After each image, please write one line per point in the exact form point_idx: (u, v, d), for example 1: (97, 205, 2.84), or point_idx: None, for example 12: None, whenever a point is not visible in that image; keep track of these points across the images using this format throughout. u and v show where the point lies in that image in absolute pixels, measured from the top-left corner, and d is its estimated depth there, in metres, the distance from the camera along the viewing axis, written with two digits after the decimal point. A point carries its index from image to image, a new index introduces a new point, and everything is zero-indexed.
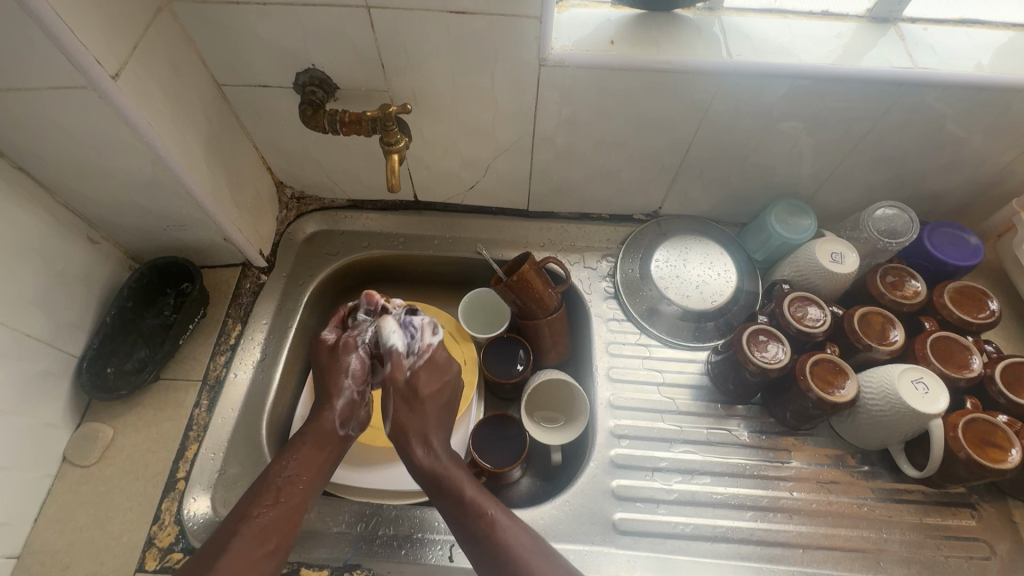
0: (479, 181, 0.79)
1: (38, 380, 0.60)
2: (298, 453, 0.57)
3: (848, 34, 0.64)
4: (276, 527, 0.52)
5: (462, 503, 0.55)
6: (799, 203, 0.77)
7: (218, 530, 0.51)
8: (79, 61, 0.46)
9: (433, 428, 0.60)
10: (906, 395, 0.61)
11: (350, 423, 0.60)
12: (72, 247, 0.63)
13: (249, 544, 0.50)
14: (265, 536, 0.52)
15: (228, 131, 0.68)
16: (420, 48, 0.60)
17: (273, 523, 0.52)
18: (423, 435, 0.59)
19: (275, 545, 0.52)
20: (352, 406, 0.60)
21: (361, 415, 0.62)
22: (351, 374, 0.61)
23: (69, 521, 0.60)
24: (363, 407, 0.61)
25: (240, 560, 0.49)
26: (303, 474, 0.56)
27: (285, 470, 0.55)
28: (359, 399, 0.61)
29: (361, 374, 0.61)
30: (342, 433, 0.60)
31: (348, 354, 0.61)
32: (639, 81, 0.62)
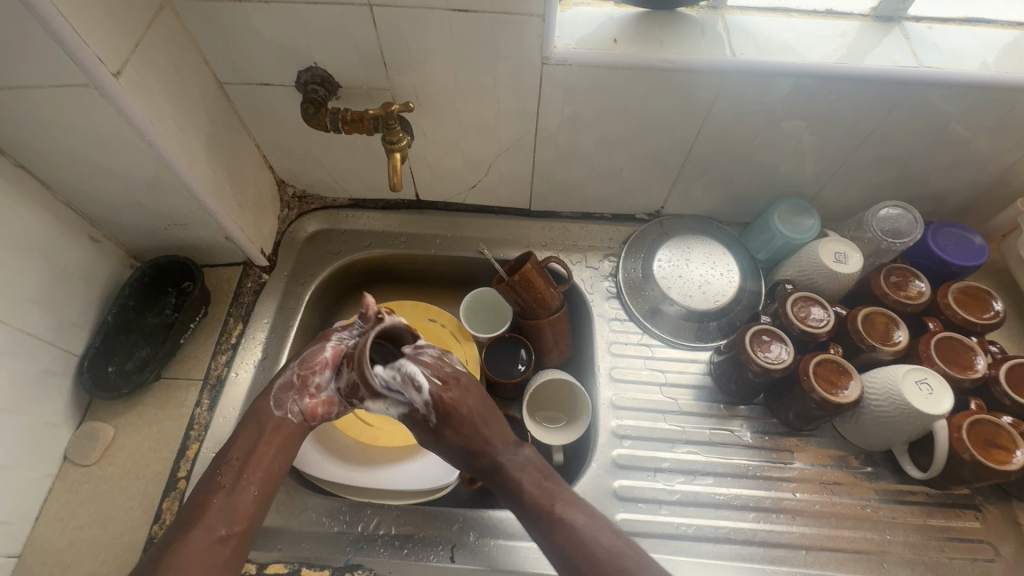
0: (482, 180, 0.79)
1: (39, 379, 0.60)
2: (240, 438, 0.56)
3: (852, 33, 0.63)
4: (225, 514, 0.52)
5: (538, 509, 0.55)
6: (802, 202, 0.77)
7: (176, 520, 0.51)
8: (81, 59, 0.46)
9: (491, 438, 0.59)
10: (910, 396, 0.60)
11: (288, 406, 0.59)
12: (73, 245, 0.63)
13: (202, 532, 0.50)
14: (214, 523, 0.51)
15: (229, 129, 0.68)
16: (423, 46, 0.59)
17: (220, 510, 0.52)
18: (481, 447, 0.59)
19: (226, 530, 0.51)
20: (289, 387, 0.60)
21: (302, 405, 0.60)
22: (307, 357, 0.61)
23: (69, 520, 0.60)
24: (304, 396, 0.60)
25: (192, 548, 0.49)
26: (251, 460, 0.55)
27: (229, 456, 0.55)
28: (300, 382, 0.60)
29: (320, 363, 0.61)
30: (278, 413, 0.58)
31: (321, 342, 0.62)
32: (643, 80, 0.62)
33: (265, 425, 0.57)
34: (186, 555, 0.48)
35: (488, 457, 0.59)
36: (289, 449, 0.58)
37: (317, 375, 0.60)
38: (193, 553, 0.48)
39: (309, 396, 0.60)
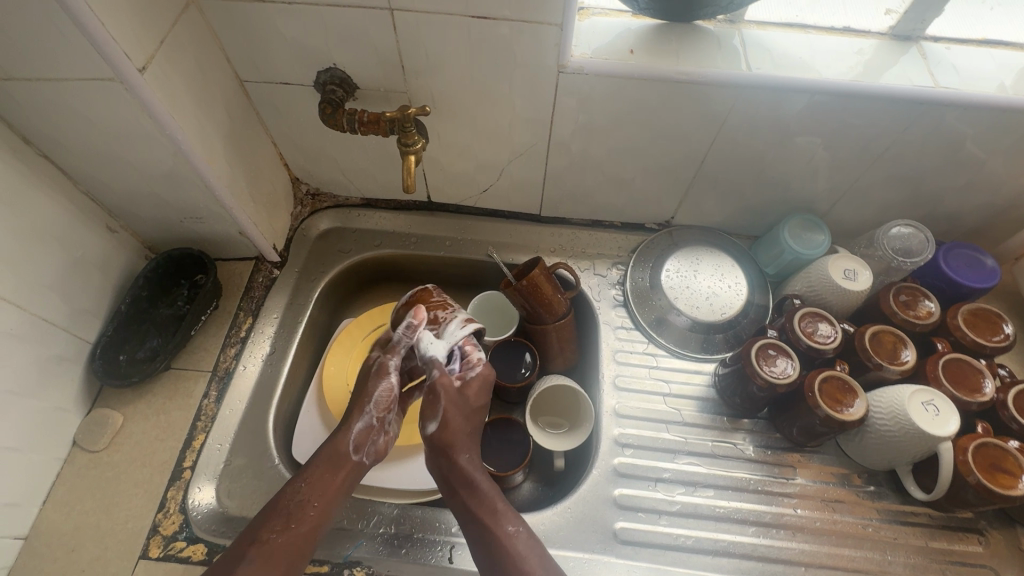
0: (494, 184, 0.80)
1: (52, 364, 0.61)
2: (309, 475, 0.58)
3: (868, 51, 0.63)
4: (287, 553, 0.54)
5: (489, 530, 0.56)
6: (813, 217, 0.76)
7: (232, 547, 0.53)
8: (108, 54, 0.47)
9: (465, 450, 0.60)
10: (916, 416, 0.60)
11: (366, 448, 0.62)
12: (91, 234, 0.64)
13: (263, 570, 0.52)
14: (272, 564, 0.52)
15: (249, 127, 0.69)
16: (441, 51, 0.60)
17: (282, 547, 0.54)
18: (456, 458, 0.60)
19: (282, 571, 0.53)
20: (369, 431, 0.62)
21: (377, 444, 0.63)
22: (378, 398, 0.62)
23: (76, 504, 0.61)
24: (381, 435, 0.63)
25: None
26: (320, 502, 0.57)
27: (297, 495, 0.57)
28: (379, 423, 0.62)
29: (392, 399, 0.63)
30: (355, 458, 0.61)
31: (384, 380, 0.63)
32: (658, 91, 0.62)
33: (338, 470, 0.59)
34: None
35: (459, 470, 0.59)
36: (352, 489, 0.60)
37: (390, 411, 0.63)
38: None
39: (384, 434, 0.63)
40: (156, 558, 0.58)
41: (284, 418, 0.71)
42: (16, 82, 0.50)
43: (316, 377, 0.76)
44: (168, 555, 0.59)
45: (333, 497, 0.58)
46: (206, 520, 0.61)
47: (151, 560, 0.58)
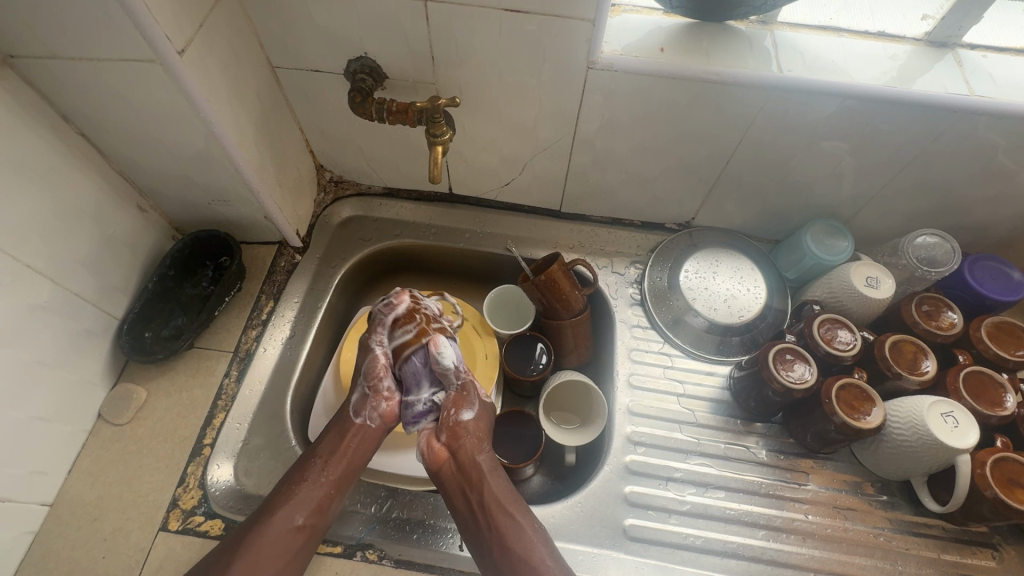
0: (516, 178, 0.80)
1: (82, 338, 0.62)
2: (327, 436, 0.63)
3: (902, 56, 0.63)
4: (307, 504, 0.58)
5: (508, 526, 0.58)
6: (837, 223, 0.75)
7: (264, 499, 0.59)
8: (151, 36, 0.48)
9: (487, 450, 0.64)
10: (934, 426, 0.59)
11: (365, 412, 0.65)
12: (123, 213, 0.66)
13: (286, 516, 0.57)
14: (293, 513, 0.57)
15: (278, 113, 0.70)
16: (472, 43, 0.61)
17: (303, 497, 0.58)
18: (478, 453, 0.63)
19: (303, 521, 0.57)
20: (365, 398, 0.66)
21: (380, 409, 0.66)
22: (366, 369, 0.67)
23: (100, 475, 0.63)
24: (380, 400, 0.66)
25: (276, 530, 0.56)
26: (331, 467, 0.61)
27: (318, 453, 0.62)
28: (372, 391, 0.66)
29: (383, 368, 0.67)
30: (358, 420, 0.65)
31: (370, 352, 0.68)
32: (685, 90, 0.62)
33: (347, 435, 0.63)
34: (268, 535, 0.56)
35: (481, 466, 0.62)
36: (365, 454, 0.64)
37: (383, 379, 0.67)
38: (276, 534, 0.56)
39: (384, 399, 0.66)
40: (174, 530, 0.60)
41: (301, 401, 0.73)
42: (59, 61, 0.51)
43: (334, 361, 0.77)
44: (186, 528, 0.60)
45: (344, 462, 0.62)
46: (224, 497, 0.62)
47: (170, 533, 0.60)
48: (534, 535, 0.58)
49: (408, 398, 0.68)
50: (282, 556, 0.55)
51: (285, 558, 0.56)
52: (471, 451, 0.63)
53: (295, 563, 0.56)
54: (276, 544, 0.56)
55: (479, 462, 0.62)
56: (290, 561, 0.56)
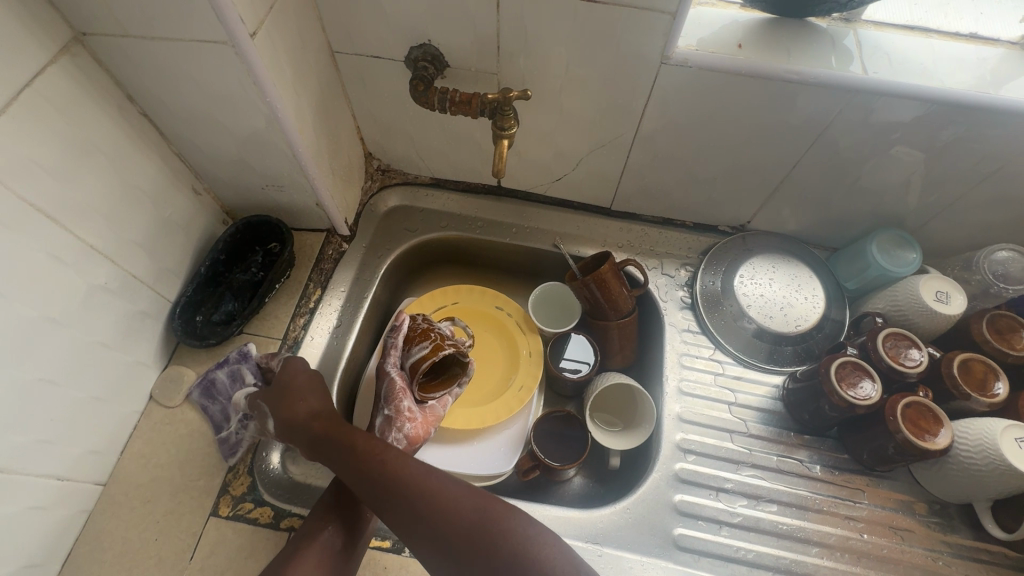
0: (568, 174, 0.78)
1: (137, 319, 0.62)
2: None
3: (994, 60, 0.60)
4: (347, 529, 0.56)
5: (493, 543, 0.48)
6: (906, 234, 0.72)
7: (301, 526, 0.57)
8: (225, 18, 0.47)
9: (422, 468, 0.54)
10: (1008, 451, 0.57)
11: (390, 435, 0.65)
12: (179, 195, 0.65)
13: (325, 541, 0.55)
14: (331, 538, 0.55)
15: (334, 98, 0.69)
16: (541, 34, 0.59)
17: (345, 521, 0.57)
18: (412, 480, 0.53)
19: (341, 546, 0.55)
20: (388, 422, 0.66)
21: (407, 431, 0.65)
22: (386, 393, 0.67)
23: (151, 457, 0.63)
24: (403, 420, 0.66)
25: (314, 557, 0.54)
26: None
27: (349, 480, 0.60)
28: (394, 414, 0.66)
29: (401, 389, 0.67)
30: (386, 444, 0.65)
31: (386, 376, 0.69)
32: (761, 89, 0.59)
33: None
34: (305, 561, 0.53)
35: (423, 493, 0.52)
36: None
37: (403, 399, 0.66)
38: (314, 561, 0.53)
39: (406, 419, 0.66)
40: (225, 516, 0.60)
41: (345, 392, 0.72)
42: (130, 40, 0.50)
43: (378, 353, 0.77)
44: (236, 515, 0.60)
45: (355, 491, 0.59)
46: (273, 484, 0.62)
47: (220, 518, 0.60)
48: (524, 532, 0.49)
49: (220, 436, 0.63)
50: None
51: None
52: (402, 481, 0.53)
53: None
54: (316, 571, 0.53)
55: (418, 489, 0.52)
56: None
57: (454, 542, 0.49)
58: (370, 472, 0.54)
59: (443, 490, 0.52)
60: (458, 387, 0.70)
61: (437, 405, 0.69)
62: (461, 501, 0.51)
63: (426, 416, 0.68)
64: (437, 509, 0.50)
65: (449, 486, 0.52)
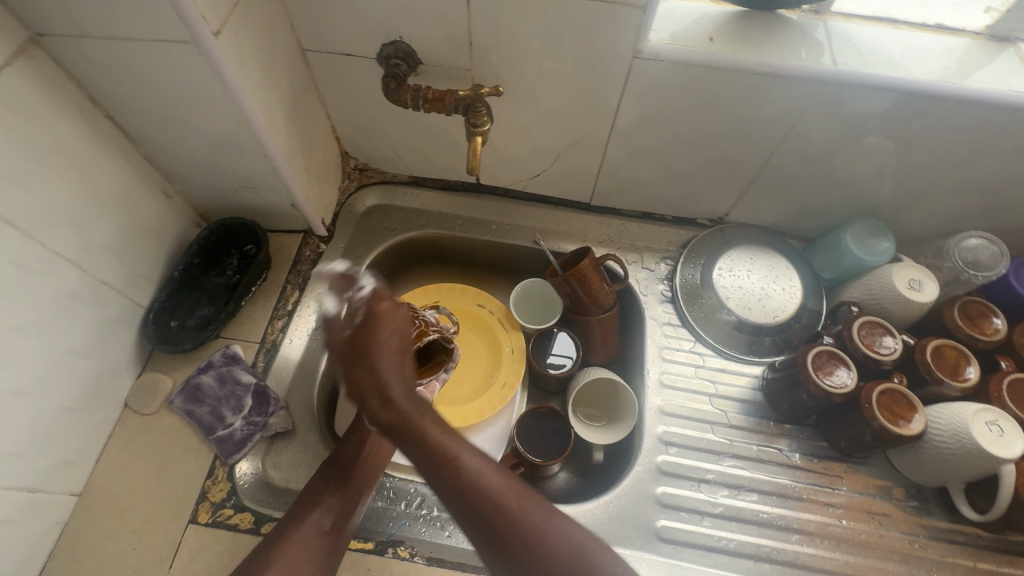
0: (547, 169, 0.78)
1: (109, 326, 0.61)
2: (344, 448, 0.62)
3: (960, 50, 0.60)
4: (336, 512, 0.58)
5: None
6: (879, 223, 0.73)
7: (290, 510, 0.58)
8: (186, 17, 0.46)
9: (512, 488, 0.48)
10: (978, 434, 0.58)
11: None
12: (149, 198, 0.64)
13: (314, 524, 0.56)
14: (321, 519, 0.57)
15: (307, 97, 0.68)
16: (513, 29, 0.58)
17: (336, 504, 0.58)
18: (501, 500, 0.47)
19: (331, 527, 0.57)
20: None
21: None
22: None
23: (127, 466, 0.62)
24: None
25: (303, 539, 0.55)
26: (353, 476, 0.61)
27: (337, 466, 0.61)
28: None
29: None
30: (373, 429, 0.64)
31: None
32: (733, 82, 0.59)
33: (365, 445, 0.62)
34: (295, 543, 0.55)
35: (513, 522, 0.46)
36: (385, 458, 0.64)
37: None
38: (303, 543, 0.55)
39: None
40: (204, 523, 0.59)
41: (326, 395, 0.72)
42: (90, 41, 0.49)
43: None
44: (216, 521, 0.59)
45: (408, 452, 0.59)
46: (253, 490, 0.62)
47: (200, 526, 0.59)
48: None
49: (216, 435, 0.63)
50: (310, 560, 0.54)
51: (315, 562, 0.54)
52: (485, 499, 0.47)
53: (326, 569, 0.55)
54: (306, 552, 0.54)
55: (510, 515, 0.47)
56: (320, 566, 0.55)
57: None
58: (451, 480, 0.48)
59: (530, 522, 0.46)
60: (446, 371, 0.71)
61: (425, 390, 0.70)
62: (552, 540, 0.46)
63: None
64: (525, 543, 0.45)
65: (541, 519, 0.47)
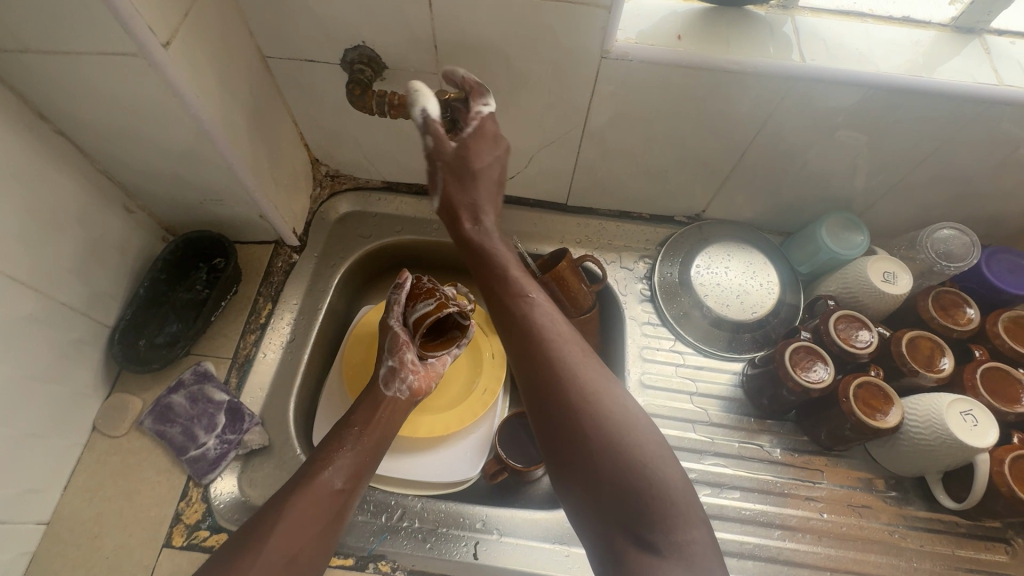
0: (522, 171, 0.77)
1: (72, 349, 0.59)
2: (357, 414, 0.62)
3: (927, 42, 0.60)
4: (348, 471, 0.57)
5: (644, 488, 0.47)
6: (853, 216, 0.73)
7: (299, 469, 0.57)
8: (133, 29, 0.44)
9: (589, 360, 0.55)
10: (953, 424, 0.59)
11: (395, 385, 0.65)
12: (109, 215, 0.62)
13: (325, 480, 0.55)
14: (332, 477, 0.55)
15: (271, 105, 0.66)
16: (478, 32, 0.57)
17: (349, 464, 0.57)
18: (576, 370, 0.53)
19: (344, 484, 0.56)
20: (393, 372, 0.66)
21: (409, 383, 0.66)
22: (390, 345, 0.68)
23: (98, 491, 0.60)
24: (409, 372, 0.66)
25: (314, 495, 0.54)
26: (365, 438, 0.60)
27: (349, 431, 0.60)
28: (399, 364, 0.66)
29: (405, 342, 0.68)
30: (389, 394, 0.64)
31: (390, 329, 0.69)
32: (703, 80, 0.59)
33: (379, 409, 0.63)
34: (307, 497, 0.53)
35: (586, 400, 0.51)
36: (395, 428, 0.64)
37: (407, 351, 0.67)
38: (315, 498, 0.53)
39: (411, 371, 0.66)
40: (179, 547, 0.58)
41: (303, 408, 0.70)
42: (33, 55, 0.47)
43: (336, 367, 0.75)
44: (191, 544, 0.58)
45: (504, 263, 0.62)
46: (228, 510, 0.60)
47: (174, 549, 0.58)
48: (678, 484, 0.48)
49: (188, 455, 0.61)
50: (321, 516, 0.53)
51: (324, 519, 0.53)
52: (563, 372, 0.53)
53: (334, 528, 0.54)
54: (316, 508, 0.53)
55: (587, 392, 0.52)
56: (327, 525, 0.53)
57: (605, 468, 0.48)
58: (536, 351, 0.55)
59: (609, 414, 0.50)
60: (457, 347, 0.72)
61: (436, 362, 0.70)
62: (627, 446, 0.49)
63: (428, 371, 0.69)
64: (602, 431, 0.49)
65: (621, 414, 0.51)
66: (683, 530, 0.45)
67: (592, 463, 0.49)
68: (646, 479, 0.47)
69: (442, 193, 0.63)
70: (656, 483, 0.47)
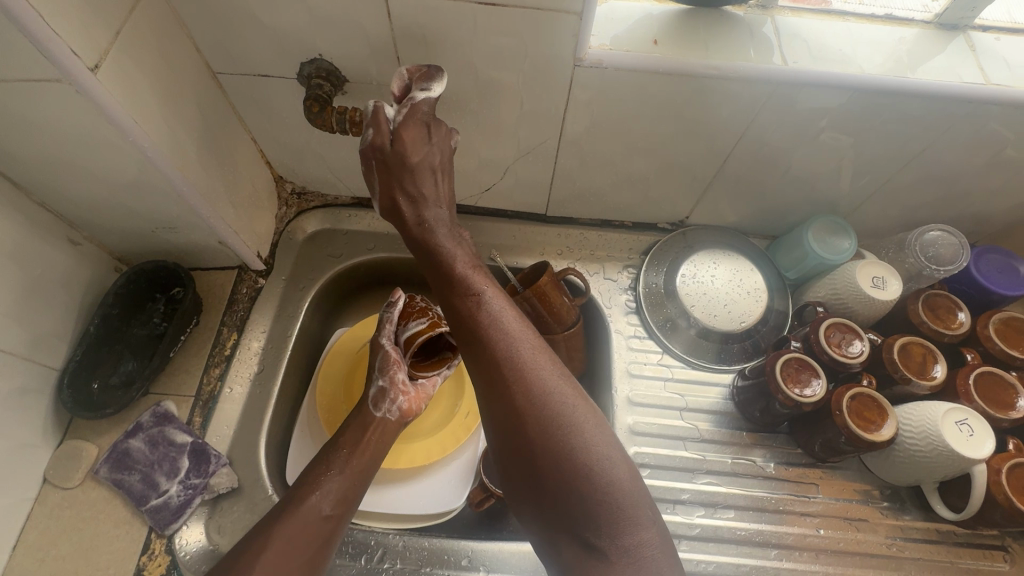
0: (498, 182, 0.74)
1: (14, 398, 0.55)
2: (344, 435, 0.60)
3: (911, 40, 0.58)
4: (336, 497, 0.54)
5: (593, 495, 0.48)
6: (840, 220, 0.71)
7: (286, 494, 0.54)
8: (53, 53, 0.40)
9: (542, 359, 0.53)
10: (949, 436, 0.57)
11: (385, 406, 0.62)
12: (51, 250, 0.57)
13: (311, 507, 0.52)
14: (319, 503, 0.53)
15: (224, 124, 0.62)
16: (442, 41, 0.53)
17: (336, 489, 0.55)
18: (529, 374, 0.52)
19: (332, 510, 0.53)
20: (382, 393, 0.63)
21: (400, 404, 0.63)
22: (381, 365, 0.65)
23: (51, 549, 0.56)
24: (400, 393, 0.63)
25: (299, 523, 0.51)
26: (355, 461, 0.57)
27: (339, 453, 0.58)
28: (390, 383, 0.63)
29: (396, 361, 0.65)
30: (379, 414, 0.62)
31: (381, 348, 0.66)
32: (681, 86, 0.56)
33: (369, 429, 0.60)
34: (293, 524, 0.51)
35: (541, 408, 0.51)
36: (386, 449, 0.61)
37: (398, 371, 0.64)
38: (301, 527, 0.51)
39: (402, 392, 0.63)
40: None
41: (275, 444, 0.66)
42: None
43: (310, 396, 0.71)
44: None
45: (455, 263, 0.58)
46: (195, 561, 0.57)
47: None
48: (628, 488, 0.49)
49: (148, 505, 0.57)
50: (308, 545, 0.50)
51: (311, 549, 0.50)
52: (515, 378, 0.52)
53: (321, 556, 0.51)
54: (302, 536, 0.50)
55: (541, 396, 0.51)
56: (314, 555, 0.51)
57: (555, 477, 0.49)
58: (490, 355, 0.53)
59: (560, 421, 0.50)
60: (448, 368, 0.69)
61: (428, 383, 0.67)
62: (579, 451, 0.49)
63: (419, 392, 0.66)
64: (550, 440, 0.50)
65: (576, 419, 0.51)
66: (631, 535, 0.48)
67: (544, 472, 0.50)
68: (595, 485, 0.48)
69: (383, 192, 0.58)
70: (607, 489, 0.48)
